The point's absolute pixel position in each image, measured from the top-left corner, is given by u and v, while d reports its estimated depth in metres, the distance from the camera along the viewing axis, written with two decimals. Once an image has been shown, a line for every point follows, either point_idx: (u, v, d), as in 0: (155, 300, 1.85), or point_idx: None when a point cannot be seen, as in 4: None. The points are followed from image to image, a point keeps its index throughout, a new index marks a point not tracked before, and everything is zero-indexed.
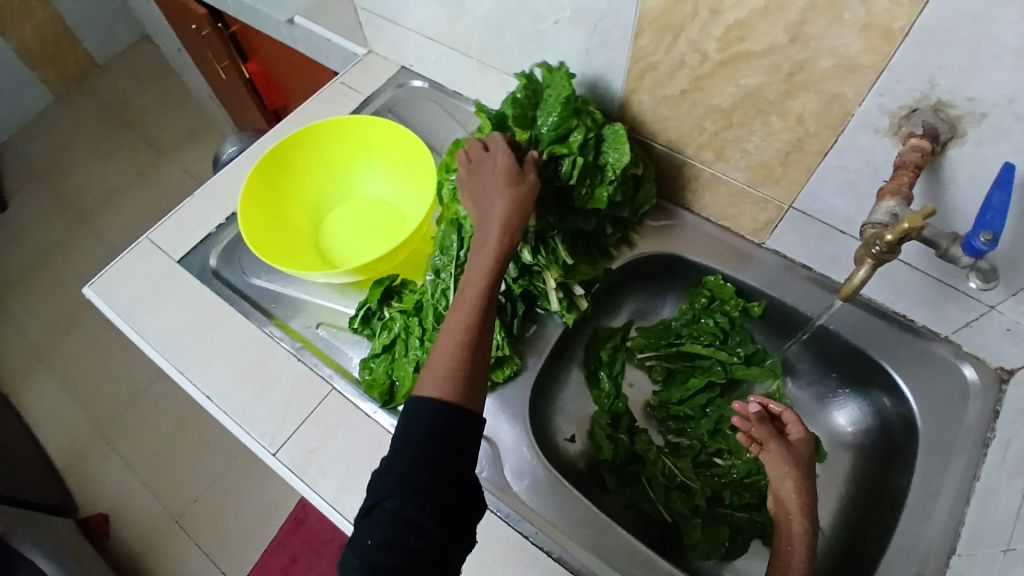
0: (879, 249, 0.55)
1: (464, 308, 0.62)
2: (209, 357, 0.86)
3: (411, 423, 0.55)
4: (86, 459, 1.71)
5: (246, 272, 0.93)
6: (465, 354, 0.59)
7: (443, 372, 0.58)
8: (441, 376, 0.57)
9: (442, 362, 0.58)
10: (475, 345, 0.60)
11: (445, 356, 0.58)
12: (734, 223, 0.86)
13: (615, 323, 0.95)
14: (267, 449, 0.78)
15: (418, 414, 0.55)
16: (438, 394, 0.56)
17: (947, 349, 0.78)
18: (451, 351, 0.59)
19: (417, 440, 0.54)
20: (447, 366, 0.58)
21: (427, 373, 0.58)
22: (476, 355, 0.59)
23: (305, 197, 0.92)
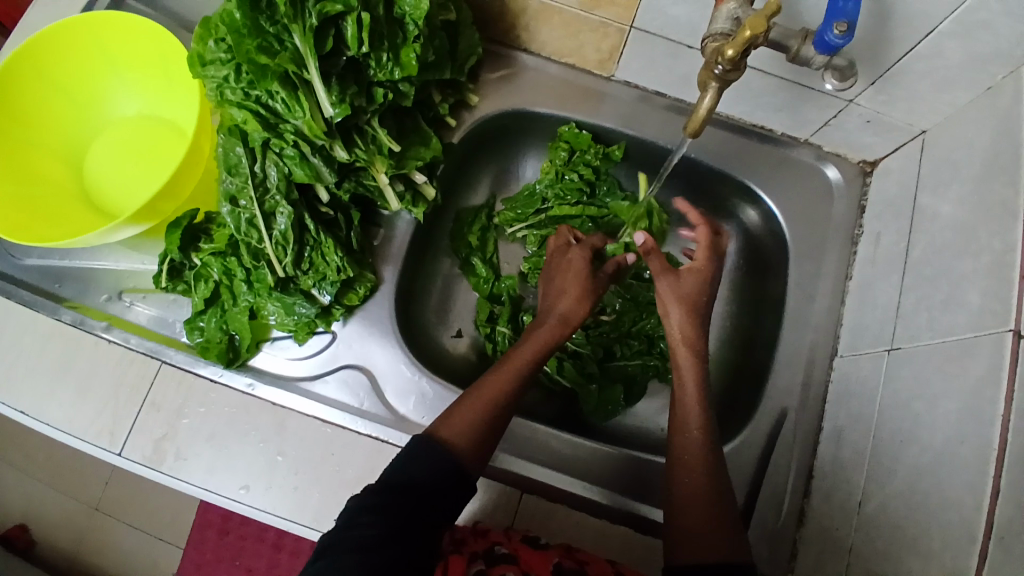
0: (722, 69, 0.46)
1: (514, 365, 0.62)
2: (4, 367, 0.70)
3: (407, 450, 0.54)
4: None
5: (14, 255, 0.75)
6: (488, 425, 0.57)
7: (468, 421, 0.57)
8: (464, 429, 0.56)
9: (466, 418, 0.57)
10: (500, 418, 0.59)
11: (473, 412, 0.57)
12: (578, 58, 0.74)
13: (476, 201, 0.85)
14: (110, 451, 0.67)
15: (425, 452, 0.53)
16: (451, 444, 0.55)
17: (809, 152, 0.75)
18: (474, 413, 0.57)
19: (411, 476, 0.52)
20: (470, 423, 0.57)
21: (457, 414, 0.57)
22: (496, 428, 0.58)
23: (47, 143, 0.74)
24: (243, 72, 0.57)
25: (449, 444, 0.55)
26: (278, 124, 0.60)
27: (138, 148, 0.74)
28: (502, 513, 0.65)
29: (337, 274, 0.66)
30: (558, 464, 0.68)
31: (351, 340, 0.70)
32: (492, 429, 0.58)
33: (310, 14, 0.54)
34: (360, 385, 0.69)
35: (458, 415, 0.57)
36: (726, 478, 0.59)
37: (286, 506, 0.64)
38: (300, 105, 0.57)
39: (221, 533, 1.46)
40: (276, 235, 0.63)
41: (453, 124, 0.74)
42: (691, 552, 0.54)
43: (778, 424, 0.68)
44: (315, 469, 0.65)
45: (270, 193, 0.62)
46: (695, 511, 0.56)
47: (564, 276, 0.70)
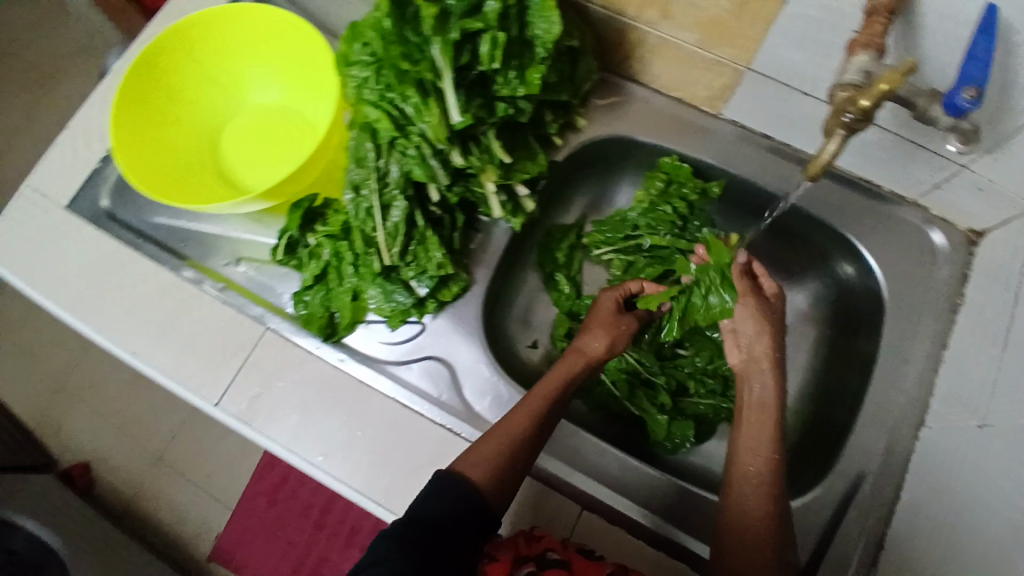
0: (851, 116, 0.48)
1: (531, 402, 0.64)
2: (126, 313, 0.78)
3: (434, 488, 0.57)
4: (50, 418, 1.65)
5: (145, 212, 0.83)
6: (507, 459, 0.60)
7: (486, 456, 0.60)
8: (482, 462, 0.59)
9: (485, 453, 0.60)
10: (522, 450, 0.61)
11: (491, 447, 0.60)
12: (687, 93, 0.76)
13: (568, 219, 0.88)
14: (209, 401, 0.73)
15: (442, 488, 0.56)
16: (470, 477, 0.58)
17: (915, 213, 0.74)
18: (495, 447, 0.60)
19: (435, 513, 0.55)
20: (490, 457, 0.60)
21: (477, 449, 0.61)
22: (517, 461, 0.61)
23: (192, 117, 0.82)
24: (382, 75, 0.62)
25: (466, 476, 0.58)
26: (406, 125, 0.65)
27: (270, 135, 0.83)
28: (561, 523, 0.67)
29: (436, 269, 0.70)
30: (620, 485, 0.69)
31: (438, 335, 0.74)
32: (512, 462, 0.60)
33: (452, 30, 0.58)
34: (441, 377, 0.72)
35: (478, 450, 0.61)
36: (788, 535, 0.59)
37: (359, 479, 0.69)
38: (428, 110, 0.62)
39: (270, 503, 1.54)
40: (388, 226, 0.68)
41: (559, 143, 0.77)
42: None
43: (854, 486, 0.67)
44: (391, 451, 0.69)
45: (388, 187, 0.67)
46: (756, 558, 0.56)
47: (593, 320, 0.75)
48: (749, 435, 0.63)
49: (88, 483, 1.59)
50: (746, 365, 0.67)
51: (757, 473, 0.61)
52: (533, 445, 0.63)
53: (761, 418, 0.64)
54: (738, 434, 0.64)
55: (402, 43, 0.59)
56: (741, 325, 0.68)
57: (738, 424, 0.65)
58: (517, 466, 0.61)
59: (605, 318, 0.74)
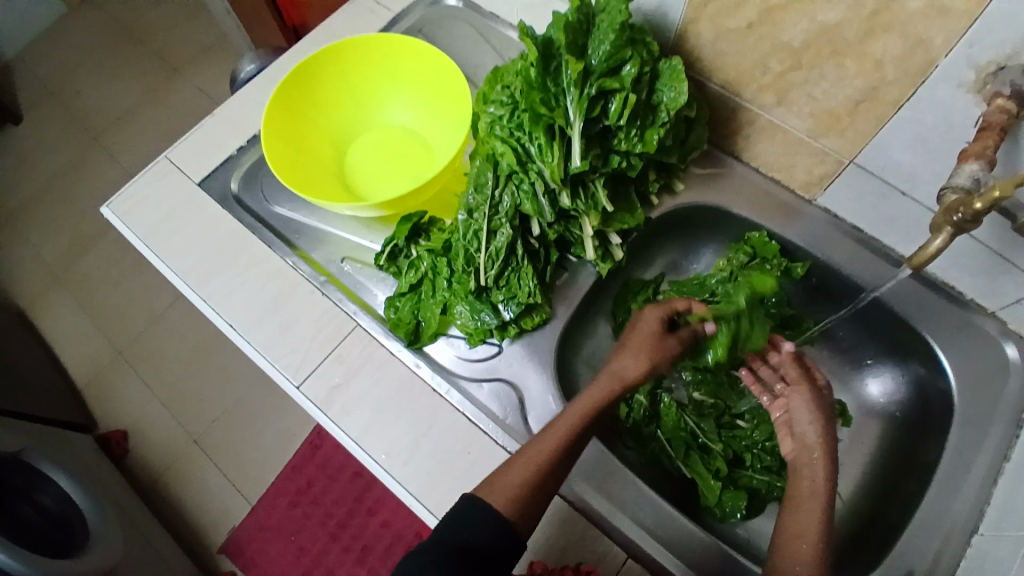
0: (961, 217, 0.53)
1: (560, 428, 0.67)
2: (231, 288, 0.85)
3: (464, 513, 0.62)
4: (106, 381, 1.74)
5: (267, 200, 0.91)
6: (535, 483, 0.63)
7: (513, 479, 0.64)
8: (510, 486, 0.63)
9: (514, 479, 0.64)
10: (551, 476, 0.64)
11: (521, 469, 0.64)
12: (786, 174, 0.81)
13: (647, 275, 0.92)
14: (291, 382, 0.78)
15: (472, 515, 0.61)
16: (498, 503, 0.62)
17: (993, 324, 0.75)
18: (525, 468, 0.64)
19: (467, 538, 0.60)
20: (518, 480, 0.63)
21: (505, 472, 0.65)
22: (545, 483, 0.64)
23: (329, 125, 0.91)
24: (515, 116, 0.70)
25: (497, 503, 0.62)
26: (527, 163, 0.71)
27: (391, 152, 0.91)
28: (605, 565, 0.70)
29: (526, 296, 0.75)
30: (666, 538, 0.70)
31: (512, 361, 0.78)
32: (542, 484, 0.64)
33: (590, 86, 0.66)
34: (509, 401, 0.76)
35: (506, 472, 0.65)
36: None
37: (417, 484, 0.72)
38: (551, 151, 0.68)
39: (290, 504, 1.57)
40: (490, 249, 0.73)
41: (656, 202, 0.82)
42: None
43: None
44: (452, 461, 0.73)
45: (498, 215, 0.73)
46: None
47: (631, 339, 0.74)
48: (798, 518, 0.64)
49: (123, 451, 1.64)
50: (800, 456, 0.69)
51: (806, 559, 0.61)
52: (562, 466, 0.66)
53: (813, 506, 0.65)
54: (790, 518, 0.65)
55: (540, 90, 0.66)
56: (793, 412, 0.71)
57: (787, 509, 0.66)
58: (546, 485, 0.64)
59: (643, 341, 0.73)
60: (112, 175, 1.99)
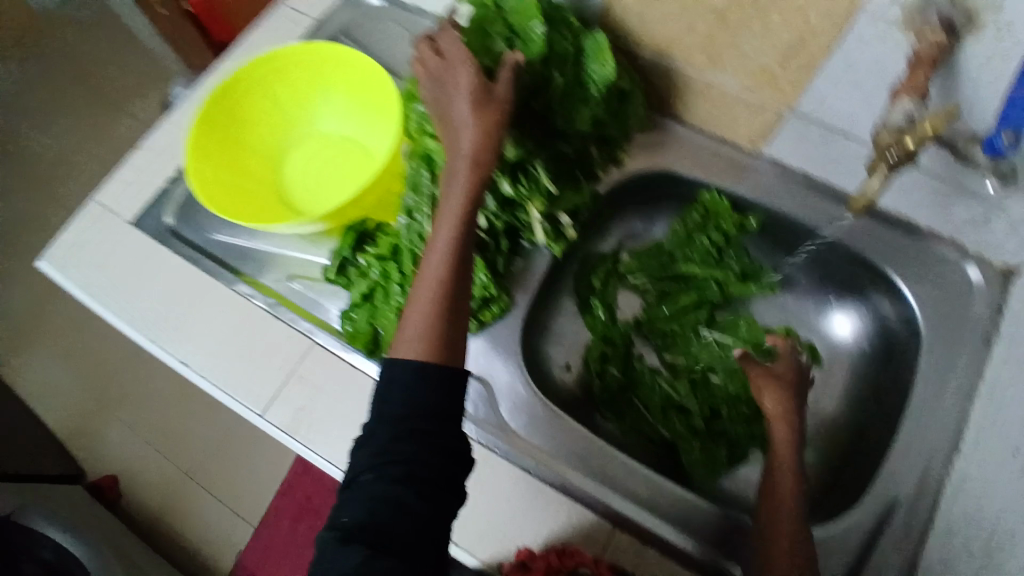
0: (895, 153, 0.56)
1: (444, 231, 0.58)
2: (183, 325, 0.82)
3: (389, 390, 0.51)
4: (90, 429, 1.69)
5: (205, 229, 0.88)
6: (444, 298, 0.56)
7: (421, 328, 0.54)
8: (421, 333, 0.54)
9: (420, 314, 0.55)
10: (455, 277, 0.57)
11: (422, 310, 0.55)
12: (728, 130, 0.79)
13: (606, 247, 0.90)
14: (255, 411, 0.76)
15: (389, 379, 0.52)
16: (416, 353, 0.53)
17: (953, 250, 0.75)
18: (431, 299, 0.56)
19: (405, 404, 0.50)
20: (427, 323, 0.54)
21: (408, 323, 0.55)
22: (458, 312, 0.56)
23: (259, 142, 0.87)
24: None
25: (406, 351, 0.53)
26: None
27: (330, 159, 0.88)
28: (594, 542, 0.68)
29: (480, 291, 0.73)
30: (652, 505, 0.69)
31: (477, 354, 0.77)
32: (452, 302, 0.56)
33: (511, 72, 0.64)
34: (479, 395, 0.75)
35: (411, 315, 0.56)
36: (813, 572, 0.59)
37: None
38: None
39: (293, 521, 1.56)
40: None
41: (602, 175, 0.80)
42: None
43: (886, 513, 0.67)
44: None
45: None
46: None
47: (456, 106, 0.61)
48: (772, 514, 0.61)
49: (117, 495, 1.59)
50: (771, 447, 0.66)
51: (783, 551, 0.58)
52: (456, 267, 0.57)
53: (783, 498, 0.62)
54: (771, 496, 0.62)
55: None
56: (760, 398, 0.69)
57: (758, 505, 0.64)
58: (453, 315, 0.56)
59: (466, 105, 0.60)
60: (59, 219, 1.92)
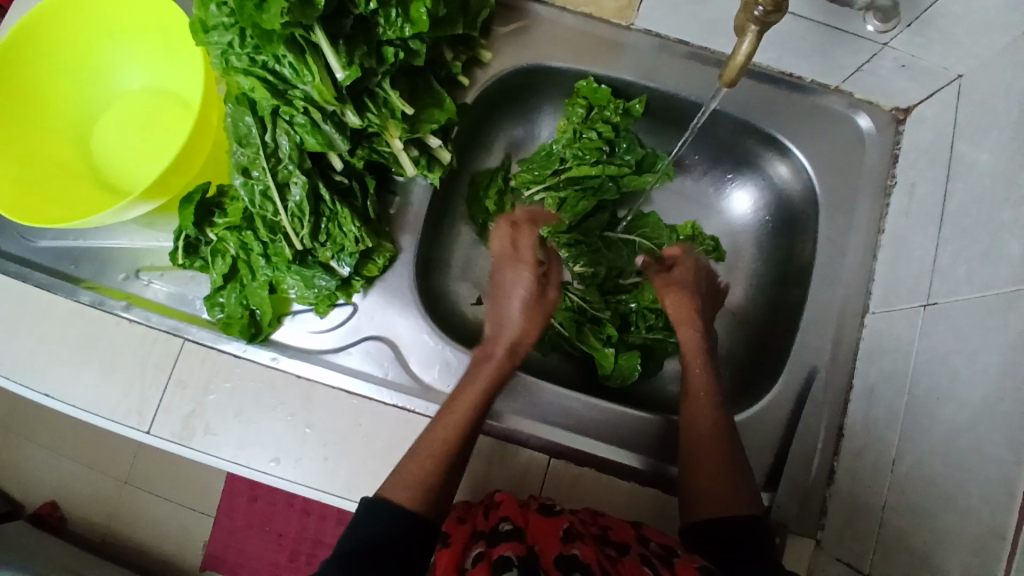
0: (763, 10, 0.44)
1: (464, 402, 0.59)
2: (28, 351, 0.69)
3: (366, 522, 0.50)
4: (5, 461, 1.48)
5: (26, 237, 0.74)
6: (444, 468, 0.54)
7: (414, 479, 0.53)
8: (415, 485, 0.53)
9: (417, 466, 0.54)
10: (462, 455, 0.56)
11: (423, 466, 0.54)
12: (594, 6, 0.71)
13: (492, 163, 0.82)
14: (139, 430, 0.67)
15: (375, 513, 0.50)
16: (405, 500, 0.51)
17: (840, 100, 0.73)
18: (431, 459, 0.54)
19: (369, 535, 0.49)
20: (422, 478, 0.53)
21: (406, 469, 0.54)
22: (455, 468, 0.55)
23: (53, 120, 0.72)
24: (248, 37, 0.55)
25: (397, 498, 0.51)
26: (287, 90, 0.58)
27: (145, 121, 0.73)
28: (530, 482, 0.64)
29: (355, 244, 0.64)
30: (585, 428, 0.67)
31: (372, 313, 0.69)
32: (450, 476, 0.55)
33: None
34: (383, 356, 0.68)
35: (410, 463, 0.54)
36: (744, 469, 0.59)
37: (318, 477, 0.64)
38: (308, 69, 0.56)
39: (252, 501, 1.41)
40: (291, 207, 0.62)
41: (467, 83, 0.71)
42: (714, 510, 0.56)
43: (807, 382, 0.68)
44: (344, 442, 0.64)
45: (282, 163, 0.61)
46: (721, 503, 0.56)
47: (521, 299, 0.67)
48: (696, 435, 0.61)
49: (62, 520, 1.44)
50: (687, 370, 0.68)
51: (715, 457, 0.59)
52: (468, 428, 0.57)
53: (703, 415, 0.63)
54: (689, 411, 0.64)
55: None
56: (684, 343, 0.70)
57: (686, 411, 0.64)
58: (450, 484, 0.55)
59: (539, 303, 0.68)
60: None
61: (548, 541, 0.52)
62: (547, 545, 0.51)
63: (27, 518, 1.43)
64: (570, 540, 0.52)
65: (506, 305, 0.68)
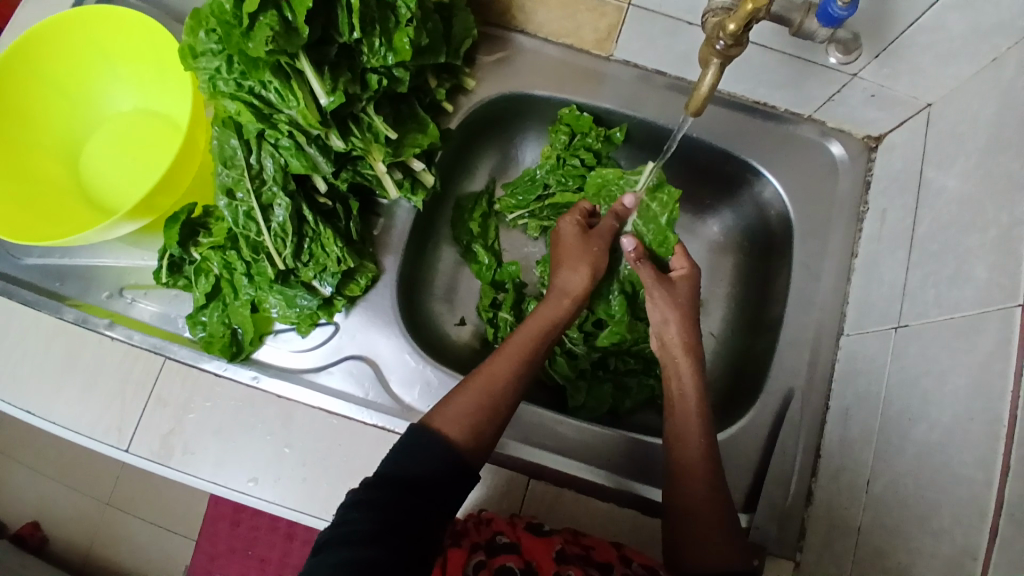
0: (724, 43, 0.47)
1: (512, 350, 0.60)
2: (11, 367, 0.70)
3: (414, 454, 0.50)
4: None
5: (14, 254, 0.75)
6: (488, 408, 0.55)
7: (461, 410, 0.54)
8: (460, 417, 0.54)
9: (464, 402, 0.55)
10: (507, 395, 0.57)
11: (470, 401, 0.55)
12: (575, 38, 0.73)
13: (477, 186, 0.84)
14: (118, 448, 0.66)
15: (420, 444, 0.51)
16: (454, 435, 0.52)
17: (813, 128, 0.75)
18: (476, 396, 0.55)
19: (415, 472, 0.49)
20: (468, 409, 0.54)
21: (454, 404, 0.54)
22: (500, 408, 0.56)
23: (43, 140, 0.74)
24: (235, 63, 0.56)
25: (445, 432, 0.52)
26: (272, 114, 0.59)
27: (135, 141, 0.75)
28: (509, 501, 0.64)
29: (337, 264, 0.65)
30: (566, 450, 0.67)
31: (355, 332, 0.69)
32: (493, 415, 0.55)
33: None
34: (364, 376, 0.68)
35: (456, 398, 0.55)
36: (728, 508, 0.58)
37: (296, 497, 0.64)
38: (293, 94, 0.57)
39: (234, 525, 1.38)
40: (274, 227, 0.63)
41: (451, 109, 0.73)
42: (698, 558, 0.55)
43: (785, 403, 0.69)
44: (323, 462, 0.64)
45: (266, 185, 0.62)
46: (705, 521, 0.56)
47: (562, 251, 0.69)
48: (683, 456, 0.59)
49: (42, 540, 1.42)
50: (664, 359, 0.66)
51: (696, 463, 0.58)
52: (521, 368, 0.59)
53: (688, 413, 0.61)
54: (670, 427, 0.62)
55: (219, 21, 0.52)
56: (651, 314, 0.68)
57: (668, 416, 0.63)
58: (498, 415, 0.56)
59: (572, 247, 0.68)
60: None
61: (543, 559, 0.52)
62: (543, 566, 0.52)
63: (7, 538, 1.41)
64: (564, 561, 0.52)
65: (563, 246, 0.69)
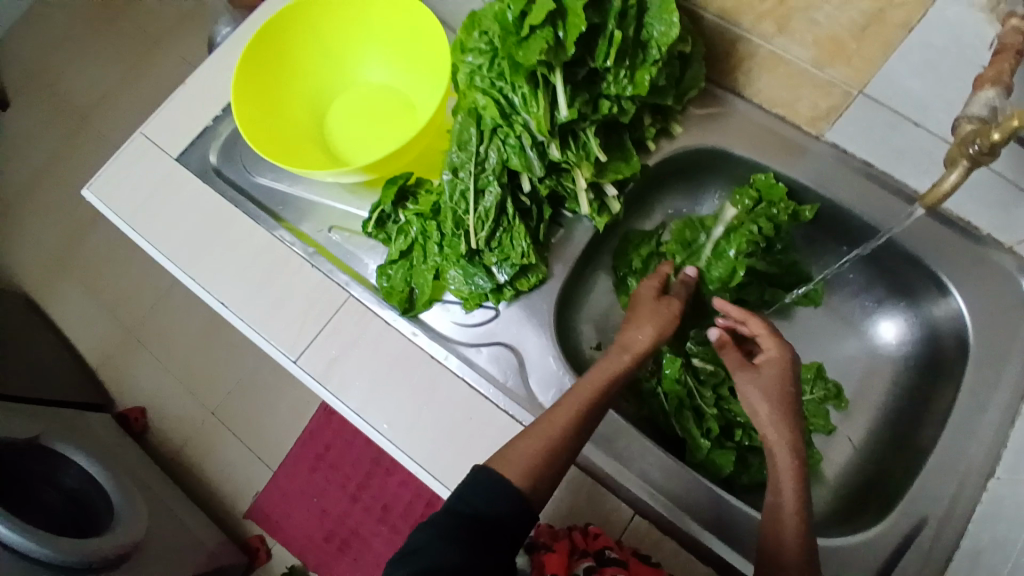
0: (979, 148, 0.52)
1: (573, 401, 0.62)
2: (223, 266, 0.82)
3: (483, 494, 0.54)
4: (119, 359, 1.64)
5: (249, 172, 0.87)
6: (548, 460, 0.58)
7: (527, 457, 0.58)
8: (524, 461, 0.57)
9: (527, 449, 0.58)
10: (563, 455, 0.59)
11: (532, 447, 0.58)
12: (789, 111, 0.77)
13: (649, 227, 0.88)
14: (288, 356, 0.76)
15: (494, 484, 0.55)
16: (517, 477, 0.56)
17: (1013, 261, 0.72)
18: (541, 448, 0.58)
19: (483, 508, 0.53)
20: (530, 456, 0.58)
21: (519, 446, 0.59)
22: (557, 463, 0.59)
23: (305, 91, 0.87)
24: (496, 65, 0.65)
25: (507, 475, 0.56)
26: (512, 115, 0.67)
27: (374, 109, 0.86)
28: (611, 525, 0.68)
29: (520, 257, 0.72)
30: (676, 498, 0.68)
31: (512, 321, 0.75)
32: (553, 465, 0.58)
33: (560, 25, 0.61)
34: (508, 364, 0.73)
35: (521, 444, 0.59)
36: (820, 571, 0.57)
37: (421, 451, 0.70)
38: (536, 102, 0.65)
39: (310, 471, 1.49)
40: (480, 211, 0.70)
41: (653, 148, 0.78)
42: None
43: (915, 529, 0.65)
44: (453, 431, 0.70)
45: (485, 173, 0.70)
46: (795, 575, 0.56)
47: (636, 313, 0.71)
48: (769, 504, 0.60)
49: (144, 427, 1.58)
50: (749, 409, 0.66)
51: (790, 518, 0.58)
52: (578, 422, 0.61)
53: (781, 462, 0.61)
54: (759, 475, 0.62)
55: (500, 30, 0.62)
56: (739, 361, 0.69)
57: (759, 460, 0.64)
58: (557, 464, 0.59)
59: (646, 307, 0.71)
60: (92, 138, 1.79)
61: None
62: None
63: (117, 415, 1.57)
64: None
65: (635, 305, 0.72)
